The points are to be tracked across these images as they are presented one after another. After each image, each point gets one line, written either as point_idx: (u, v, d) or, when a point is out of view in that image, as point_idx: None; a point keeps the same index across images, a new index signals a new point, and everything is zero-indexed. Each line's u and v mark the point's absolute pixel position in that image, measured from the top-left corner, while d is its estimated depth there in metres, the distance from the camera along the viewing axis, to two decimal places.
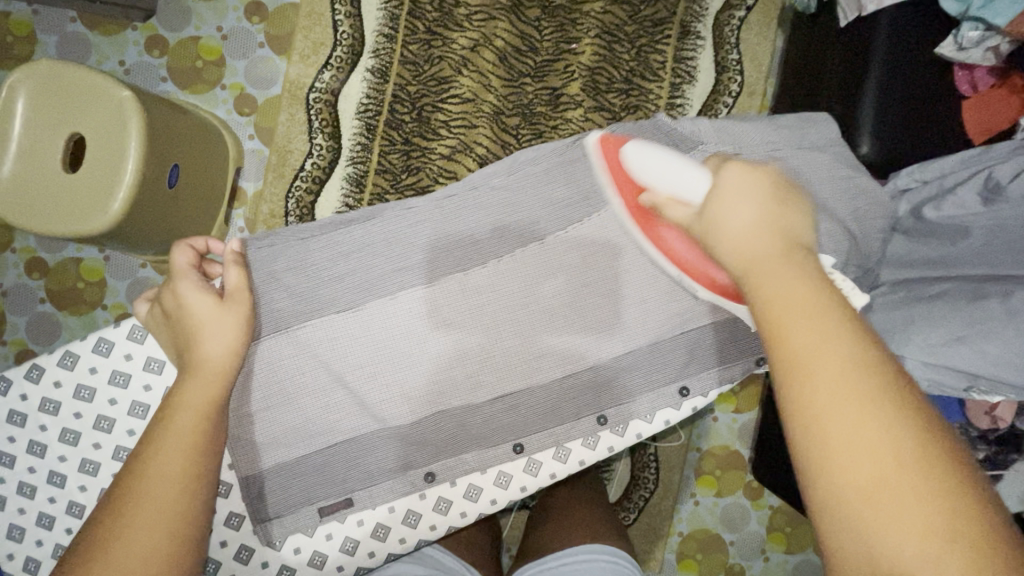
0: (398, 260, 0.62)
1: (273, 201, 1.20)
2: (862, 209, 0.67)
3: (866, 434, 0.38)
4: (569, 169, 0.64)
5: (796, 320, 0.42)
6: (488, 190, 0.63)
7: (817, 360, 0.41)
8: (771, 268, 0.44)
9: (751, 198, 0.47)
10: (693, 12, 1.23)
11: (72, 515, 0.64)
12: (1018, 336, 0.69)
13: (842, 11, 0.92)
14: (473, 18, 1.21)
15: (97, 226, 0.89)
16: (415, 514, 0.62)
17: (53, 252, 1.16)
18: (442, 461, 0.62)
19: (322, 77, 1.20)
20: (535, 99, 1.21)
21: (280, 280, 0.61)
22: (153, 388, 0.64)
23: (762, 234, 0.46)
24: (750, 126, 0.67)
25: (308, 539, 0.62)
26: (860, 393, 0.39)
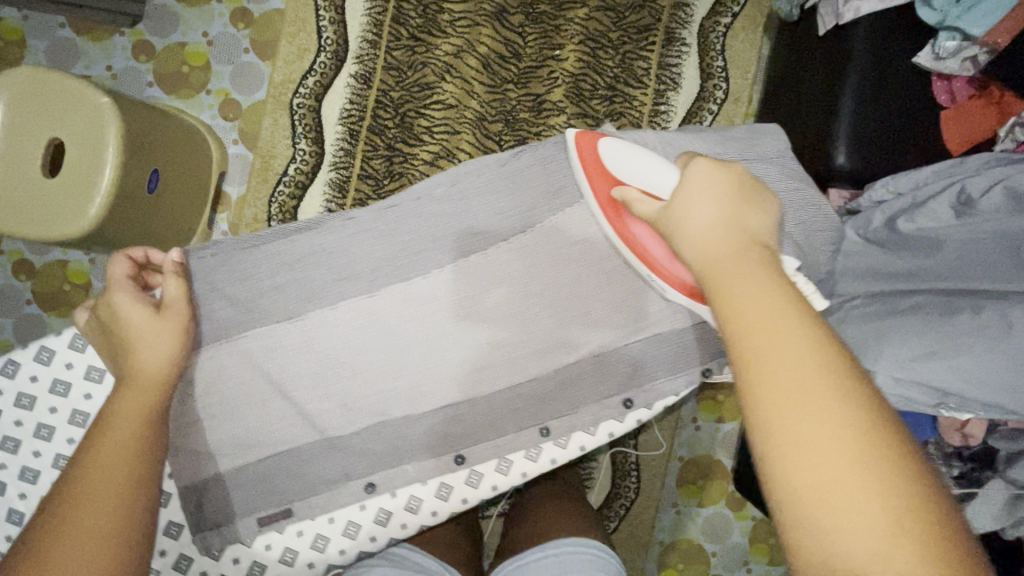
0: (339, 270, 0.63)
1: (256, 206, 1.20)
2: (817, 222, 0.66)
3: (822, 416, 0.38)
4: (513, 181, 0.64)
5: (754, 307, 0.42)
6: (430, 201, 0.64)
7: (774, 346, 0.41)
8: (732, 268, 0.45)
9: (712, 194, 0.48)
10: (678, 18, 1.23)
11: (12, 523, 0.66)
12: (988, 353, 0.68)
13: (821, 20, 0.92)
14: (456, 25, 1.21)
15: (75, 231, 0.89)
16: (355, 526, 0.64)
17: (41, 255, 1.18)
18: (383, 472, 0.63)
19: (305, 82, 1.20)
20: (518, 105, 1.21)
21: (222, 289, 0.63)
22: (93, 396, 0.66)
23: (722, 227, 0.47)
24: (707, 138, 0.66)
25: (246, 549, 0.64)
26: (816, 377, 0.39)
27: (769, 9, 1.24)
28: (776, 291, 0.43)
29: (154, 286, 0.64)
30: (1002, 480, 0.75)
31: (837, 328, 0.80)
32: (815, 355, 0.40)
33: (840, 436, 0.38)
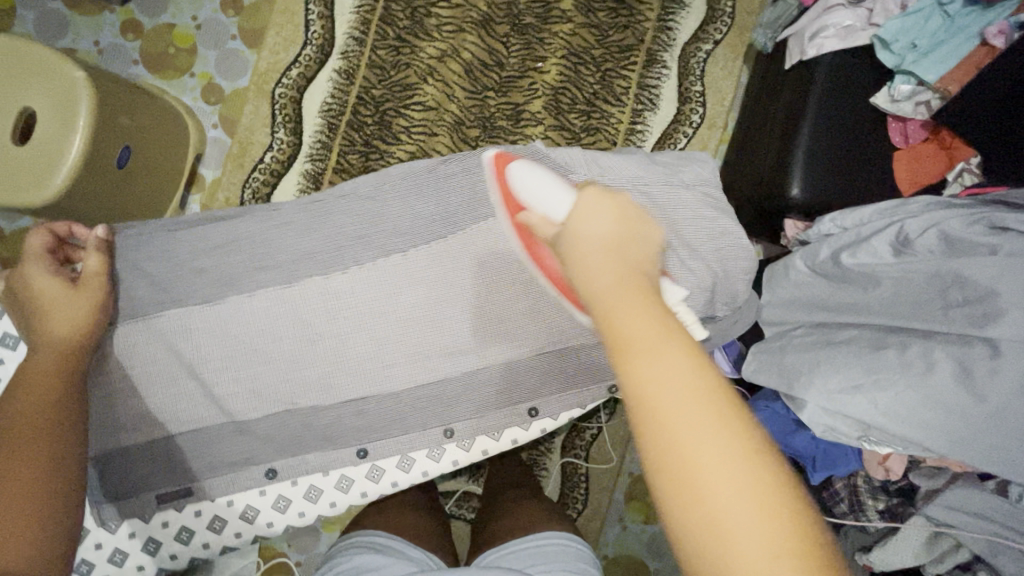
0: (261, 258, 0.65)
1: (230, 190, 1.22)
2: (737, 248, 0.69)
3: (716, 450, 0.36)
4: (435, 186, 0.66)
5: (643, 335, 0.39)
6: (355, 197, 0.66)
7: (662, 377, 0.38)
8: (624, 302, 0.41)
9: (601, 215, 0.47)
10: (661, 41, 1.25)
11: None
12: (910, 390, 0.70)
13: (789, 54, 0.95)
14: (443, 29, 1.23)
15: (38, 200, 0.90)
16: (253, 510, 0.68)
17: (11, 221, 1.19)
18: (284, 460, 0.67)
19: (289, 73, 1.22)
20: (497, 113, 1.23)
21: (144, 268, 0.65)
22: (3, 360, 0.68)
23: (609, 251, 0.45)
24: (641, 160, 0.69)
25: (143, 525, 0.67)
26: (706, 410, 0.37)
27: (749, 40, 1.27)
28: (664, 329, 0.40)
29: (75, 261, 0.66)
30: (923, 517, 0.76)
31: (776, 356, 0.82)
32: (702, 384, 0.38)
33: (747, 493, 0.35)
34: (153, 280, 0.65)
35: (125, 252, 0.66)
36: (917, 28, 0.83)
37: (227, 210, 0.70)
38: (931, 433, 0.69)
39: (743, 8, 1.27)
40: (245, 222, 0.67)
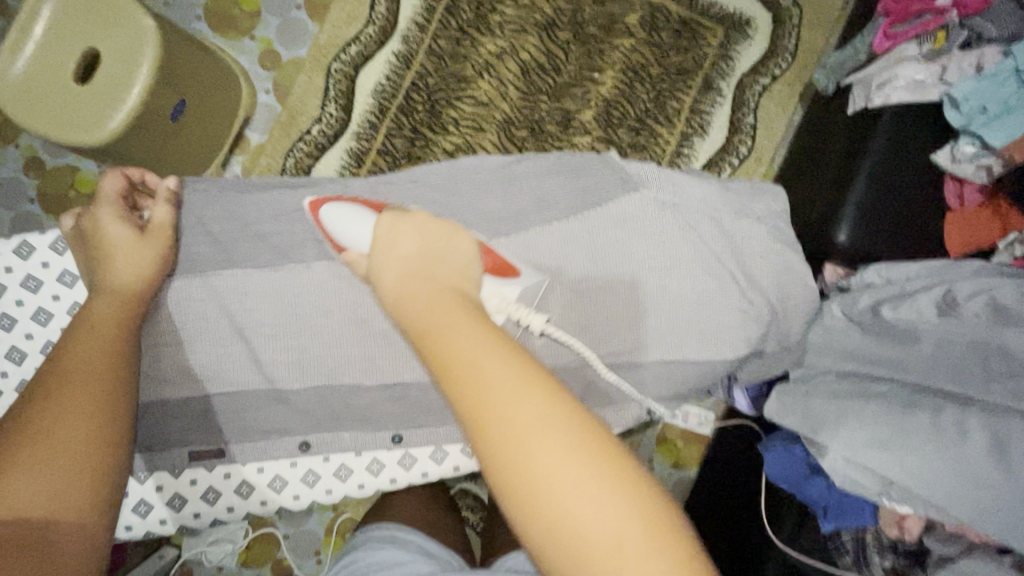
0: (323, 231, 0.66)
1: (273, 156, 1.22)
2: (792, 286, 0.68)
3: (556, 451, 0.36)
4: (508, 185, 0.68)
5: (459, 347, 0.41)
6: (423, 185, 0.68)
7: (496, 388, 0.38)
8: (439, 316, 0.43)
9: (411, 241, 0.50)
10: (720, 69, 1.25)
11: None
12: (939, 454, 0.69)
13: (853, 100, 0.94)
14: (505, 27, 1.23)
15: (92, 141, 0.91)
16: (281, 481, 0.68)
17: (54, 157, 1.20)
18: (319, 435, 0.67)
19: (348, 50, 1.22)
20: (547, 117, 1.23)
21: (207, 227, 0.67)
22: (60, 298, 0.71)
23: (424, 269, 0.47)
24: (701, 182, 0.67)
25: (171, 480, 0.67)
26: (540, 416, 0.37)
27: (808, 81, 1.26)
28: (477, 338, 0.41)
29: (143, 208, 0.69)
30: None
31: (804, 400, 0.81)
32: (530, 392, 0.38)
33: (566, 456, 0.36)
34: (215, 241, 0.66)
35: (191, 206, 0.67)
36: (991, 90, 0.81)
37: (288, 178, 0.71)
38: (957, 501, 0.68)
39: (805, 48, 1.26)
40: (302, 192, 0.67)
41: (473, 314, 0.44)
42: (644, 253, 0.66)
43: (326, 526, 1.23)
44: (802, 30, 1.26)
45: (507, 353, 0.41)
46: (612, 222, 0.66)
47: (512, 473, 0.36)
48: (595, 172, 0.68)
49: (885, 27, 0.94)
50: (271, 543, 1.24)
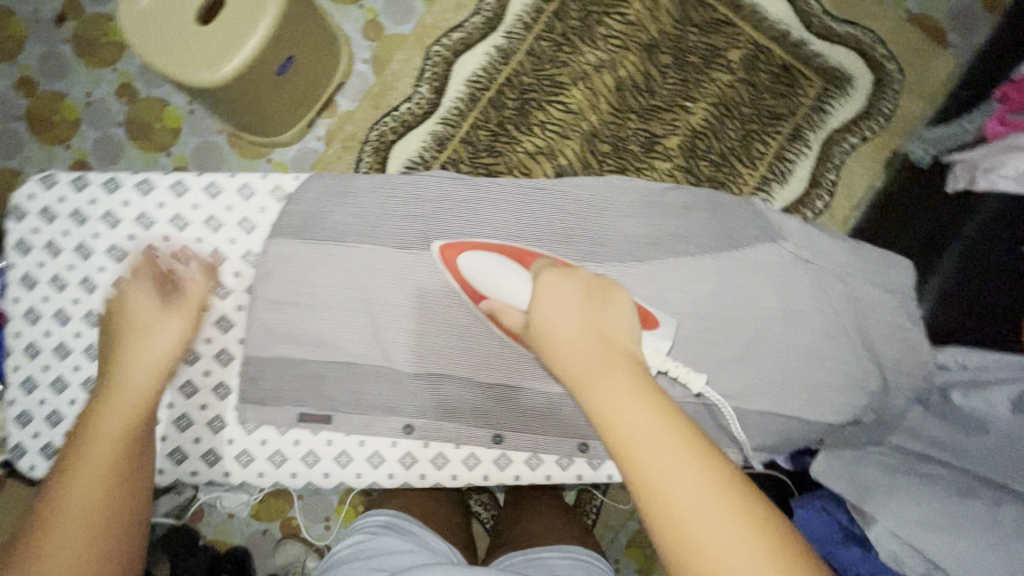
0: (453, 224, 0.68)
1: (358, 126, 1.23)
2: (909, 360, 0.66)
3: (733, 535, 0.40)
4: (643, 210, 0.69)
5: (632, 420, 0.45)
6: (574, 198, 0.69)
7: (668, 461, 0.43)
8: (605, 382, 0.48)
9: (572, 304, 0.53)
10: (811, 120, 1.24)
11: (86, 322, 0.71)
12: (995, 550, 0.64)
13: (953, 180, 0.97)
14: (608, 41, 1.24)
15: (205, 82, 0.92)
16: (378, 457, 0.69)
17: (147, 86, 1.21)
18: (425, 420, 0.68)
19: (451, 35, 1.23)
20: (632, 137, 1.23)
21: (357, 202, 0.69)
22: (203, 241, 0.72)
23: (593, 331, 0.51)
24: (837, 243, 0.68)
25: (276, 436, 0.70)
26: (705, 492, 0.41)
27: (898, 149, 1.25)
28: (650, 407, 0.46)
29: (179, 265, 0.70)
30: None
31: (852, 464, 0.81)
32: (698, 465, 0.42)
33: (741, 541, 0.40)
34: (360, 212, 0.69)
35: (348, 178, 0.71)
36: None
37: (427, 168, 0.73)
38: None
39: (901, 115, 1.25)
40: (444, 180, 0.70)
41: (639, 378, 0.48)
42: (741, 295, 0.66)
43: (340, 495, 1.24)
44: (901, 96, 1.25)
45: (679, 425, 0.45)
46: (724, 265, 0.66)
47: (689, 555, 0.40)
48: (710, 210, 0.69)
49: (999, 112, 0.93)
50: (284, 501, 1.26)
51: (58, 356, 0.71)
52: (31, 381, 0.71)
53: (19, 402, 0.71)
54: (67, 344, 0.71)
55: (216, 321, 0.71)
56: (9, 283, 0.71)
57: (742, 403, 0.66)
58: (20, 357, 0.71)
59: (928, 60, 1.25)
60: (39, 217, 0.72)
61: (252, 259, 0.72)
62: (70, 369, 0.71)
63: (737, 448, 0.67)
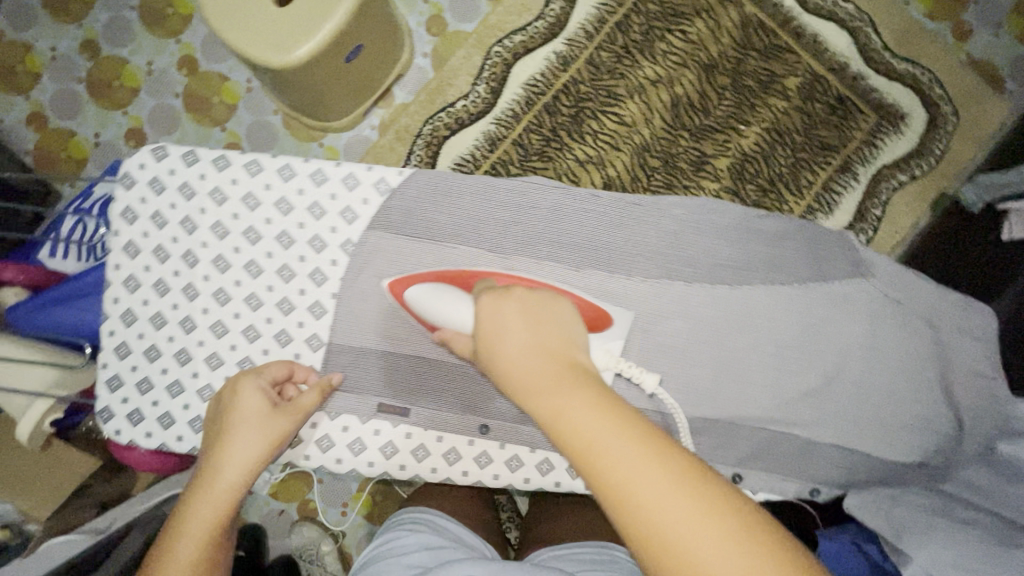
0: (543, 229, 0.69)
1: (412, 119, 1.25)
2: (985, 412, 0.68)
3: (704, 525, 0.40)
4: (735, 234, 0.69)
5: (585, 424, 0.45)
6: (671, 216, 0.69)
7: (627, 462, 0.42)
8: (556, 391, 0.48)
9: (513, 317, 0.54)
10: (862, 154, 1.25)
11: (184, 294, 0.71)
12: None
13: (1009, 227, 0.96)
14: (667, 57, 1.25)
15: (278, 63, 0.93)
16: (455, 454, 0.70)
17: (208, 60, 1.22)
18: (502, 421, 0.70)
19: (512, 37, 1.24)
20: (682, 154, 1.24)
21: (456, 201, 0.69)
22: (305, 228, 0.71)
23: (539, 344, 0.52)
24: (925, 284, 0.69)
25: (357, 424, 0.70)
26: (665, 481, 0.42)
27: (946, 190, 1.25)
28: (600, 408, 0.46)
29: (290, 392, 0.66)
30: None
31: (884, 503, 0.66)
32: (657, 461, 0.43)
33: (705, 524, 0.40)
34: (459, 211, 0.69)
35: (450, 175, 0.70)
36: None
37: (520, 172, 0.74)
38: None
39: (951, 157, 1.25)
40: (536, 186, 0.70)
41: (586, 384, 0.49)
42: (808, 323, 0.67)
43: (359, 483, 1.24)
44: (953, 139, 1.25)
45: (630, 424, 0.45)
46: (797, 294, 0.67)
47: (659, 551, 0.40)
48: (784, 238, 0.70)
49: None
50: (304, 484, 1.27)
51: (153, 325, 0.71)
52: (125, 347, 0.72)
53: (111, 367, 0.71)
54: (164, 315, 0.71)
55: (310, 308, 0.71)
56: (111, 249, 0.71)
57: (808, 433, 0.67)
58: (116, 323, 0.71)
59: (983, 105, 1.25)
60: (148, 186, 0.71)
61: (347, 250, 0.71)
62: (164, 340, 0.71)
63: (802, 480, 0.68)
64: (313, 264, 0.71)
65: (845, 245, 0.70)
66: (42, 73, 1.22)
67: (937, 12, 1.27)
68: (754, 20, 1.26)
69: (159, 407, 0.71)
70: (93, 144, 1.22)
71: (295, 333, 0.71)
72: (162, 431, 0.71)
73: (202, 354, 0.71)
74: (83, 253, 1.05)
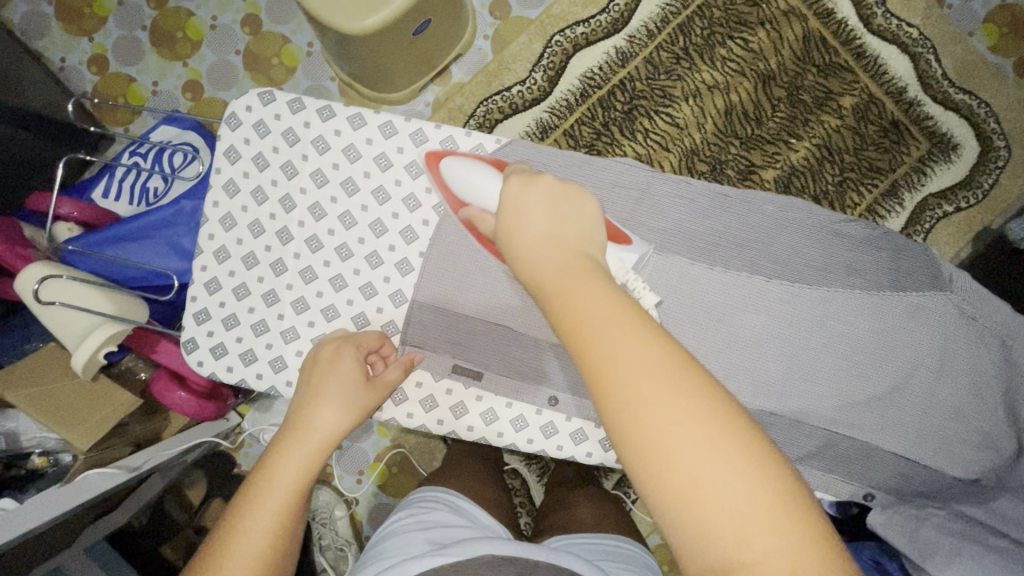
0: (629, 211, 0.70)
1: (468, 99, 1.26)
2: None
3: (673, 400, 0.41)
4: (818, 237, 0.71)
5: (584, 306, 0.46)
6: (757, 211, 0.71)
7: (611, 345, 0.43)
8: (563, 275, 0.49)
9: (539, 204, 0.53)
10: (912, 179, 1.24)
11: (278, 238, 0.73)
12: None
13: None
14: (727, 64, 1.25)
15: (350, 29, 0.93)
16: (523, 422, 0.72)
17: (273, 21, 1.23)
18: (568, 395, 0.71)
19: (575, 28, 1.25)
20: (732, 161, 1.24)
21: (545, 174, 0.71)
22: (402, 185, 0.72)
23: (551, 238, 0.52)
24: (1001, 305, 0.69)
25: (431, 381, 0.72)
26: (652, 365, 0.42)
27: (990, 225, 1.25)
28: (601, 295, 0.47)
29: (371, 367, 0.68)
30: None
31: (911, 523, 0.64)
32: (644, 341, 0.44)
33: (685, 405, 0.41)
34: None
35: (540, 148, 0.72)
36: None
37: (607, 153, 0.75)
38: None
39: (1001, 192, 1.25)
40: (634, 169, 0.72)
41: (592, 271, 0.49)
42: (868, 332, 0.67)
43: (378, 452, 1.26)
44: (1003, 175, 1.25)
45: (631, 312, 0.45)
46: (863, 300, 0.68)
47: (637, 429, 0.41)
48: (855, 245, 0.70)
49: None
50: None
51: (245, 265, 0.73)
52: (216, 283, 0.73)
53: (200, 301, 0.73)
54: (256, 255, 0.73)
55: (397, 265, 0.72)
56: (211, 186, 0.73)
57: (864, 440, 0.68)
58: (209, 259, 0.73)
59: None
60: (253, 128, 0.73)
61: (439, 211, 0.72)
62: (254, 280, 0.73)
63: (861, 483, 0.70)
64: (405, 222, 0.72)
65: (917, 258, 0.71)
66: (107, 17, 1.24)
67: (1002, 46, 1.26)
68: (816, 34, 1.25)
69: (242, 344, 0.73)
70: (151, 93, 1.24)
71: (380, 287, 0.72)
72: (242, 367, 0.73)
73: (289, 298, 0.73)
74: (135, 197, 1.07)
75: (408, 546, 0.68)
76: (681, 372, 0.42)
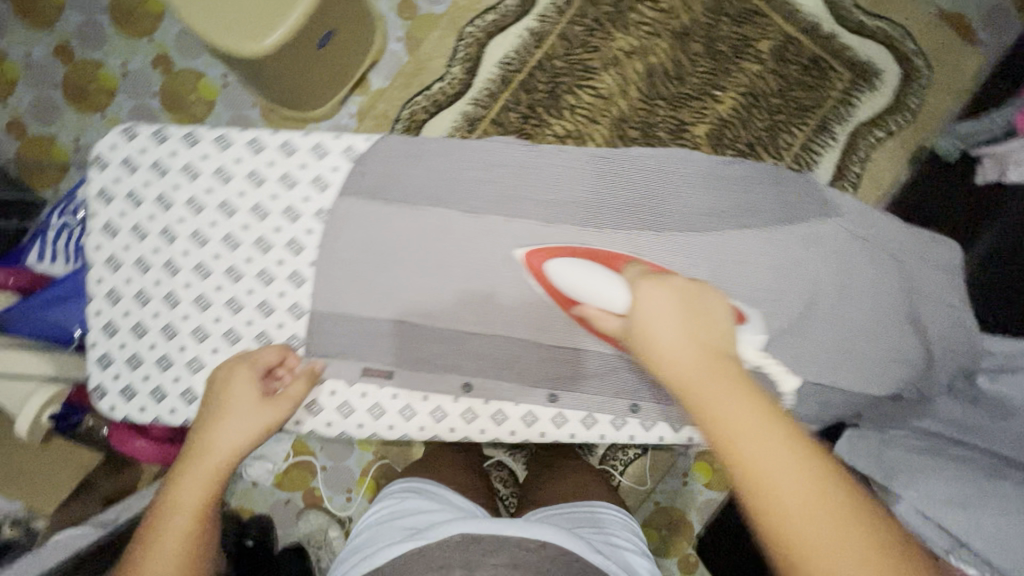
0: (526, 187, 0.71)
1: (390, 103, 1.25)
2: (954, 337, 0.70)
3: (840, 535, 0.41)
4: (714, 182, 0.71)
5: (740, 424, 0.45)
6: (647, 166, 0.71)
7: (774, 471, 0.43)
8: (716, 391, 0.47)
9: (669, 311, 0.51)
10: (839, 112, 1.25)
11: (166, 270, 0.73)
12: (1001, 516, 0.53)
13: (984, 172, 0.99)
14: (640, 28, 1.25)
15: (251, 52, 0.92)
16: (440, 412, 0.73)
17: (183, 58, 1.23)
18: (484, 378, 0.71)
19: (483, 17, 1.25)
20: (661, 123, 1.24)
21: (430, 166, 0.72)
22: (279, 198, 0.73)
23: (695, 344, 0.49)
24: (891, 221, 0.71)
25: (344, 388, 0.72)
26: (817, 493, 0.42)
27: (925, 144, 1.25)
28: (756, 409, 0.46)
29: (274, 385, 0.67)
30: None
31: (878, 447, 0.66)
32: (828, 488, 0.43)
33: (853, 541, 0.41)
34: (436, 175, 0.71)
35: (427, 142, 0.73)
36: None
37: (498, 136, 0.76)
38: None
39: (930, 108, 1.25)
40: (518, 146, 0.73)
41: (744, 380, 0.48)
42: (773, 266, 0.68)
43: (362, 466, 1.27)
44: (928, 93, 1.26)
45: (786, 429, 0.45)
46: (764, 236, 0.69)
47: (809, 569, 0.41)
48: (748, 185, 0.71)
49: None
50: (307, 471, 1.28)
51: (138, 302, 0.73)
52: (112, 326, 0.73)
53: (100, 345, 0.74)
54: (147, 292, 0.73)
55: (290, 277, 0.72)
56: (92, 231, 0.74)
57: (787, 371, 0.69)
58: (102, 303, 0.73)
59: (953, 57, 1.26)
60: (122, 167, 0.74)
61: (322, 218, 0.72)
62: (150, 316, 0.73)
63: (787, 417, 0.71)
64: (289, 234, 0.73)
65: (812, 187, 0.72)
66: (17, 82, 1.23)
67: None
68: None
69: (150, 382, 0.73)
70: (73, 149, 1.22)
71: (277, 303, 0.73)
72: (155, 406, 0.73)
73: (187, 328, 0.73)
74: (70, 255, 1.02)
75: (383, 536, 0.69)
76: (842, 499, 0.43)
